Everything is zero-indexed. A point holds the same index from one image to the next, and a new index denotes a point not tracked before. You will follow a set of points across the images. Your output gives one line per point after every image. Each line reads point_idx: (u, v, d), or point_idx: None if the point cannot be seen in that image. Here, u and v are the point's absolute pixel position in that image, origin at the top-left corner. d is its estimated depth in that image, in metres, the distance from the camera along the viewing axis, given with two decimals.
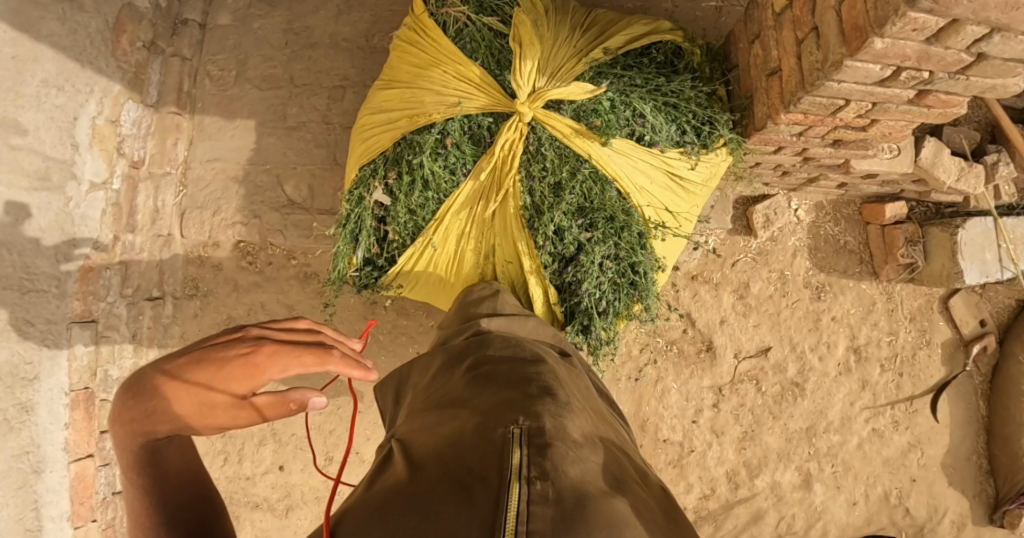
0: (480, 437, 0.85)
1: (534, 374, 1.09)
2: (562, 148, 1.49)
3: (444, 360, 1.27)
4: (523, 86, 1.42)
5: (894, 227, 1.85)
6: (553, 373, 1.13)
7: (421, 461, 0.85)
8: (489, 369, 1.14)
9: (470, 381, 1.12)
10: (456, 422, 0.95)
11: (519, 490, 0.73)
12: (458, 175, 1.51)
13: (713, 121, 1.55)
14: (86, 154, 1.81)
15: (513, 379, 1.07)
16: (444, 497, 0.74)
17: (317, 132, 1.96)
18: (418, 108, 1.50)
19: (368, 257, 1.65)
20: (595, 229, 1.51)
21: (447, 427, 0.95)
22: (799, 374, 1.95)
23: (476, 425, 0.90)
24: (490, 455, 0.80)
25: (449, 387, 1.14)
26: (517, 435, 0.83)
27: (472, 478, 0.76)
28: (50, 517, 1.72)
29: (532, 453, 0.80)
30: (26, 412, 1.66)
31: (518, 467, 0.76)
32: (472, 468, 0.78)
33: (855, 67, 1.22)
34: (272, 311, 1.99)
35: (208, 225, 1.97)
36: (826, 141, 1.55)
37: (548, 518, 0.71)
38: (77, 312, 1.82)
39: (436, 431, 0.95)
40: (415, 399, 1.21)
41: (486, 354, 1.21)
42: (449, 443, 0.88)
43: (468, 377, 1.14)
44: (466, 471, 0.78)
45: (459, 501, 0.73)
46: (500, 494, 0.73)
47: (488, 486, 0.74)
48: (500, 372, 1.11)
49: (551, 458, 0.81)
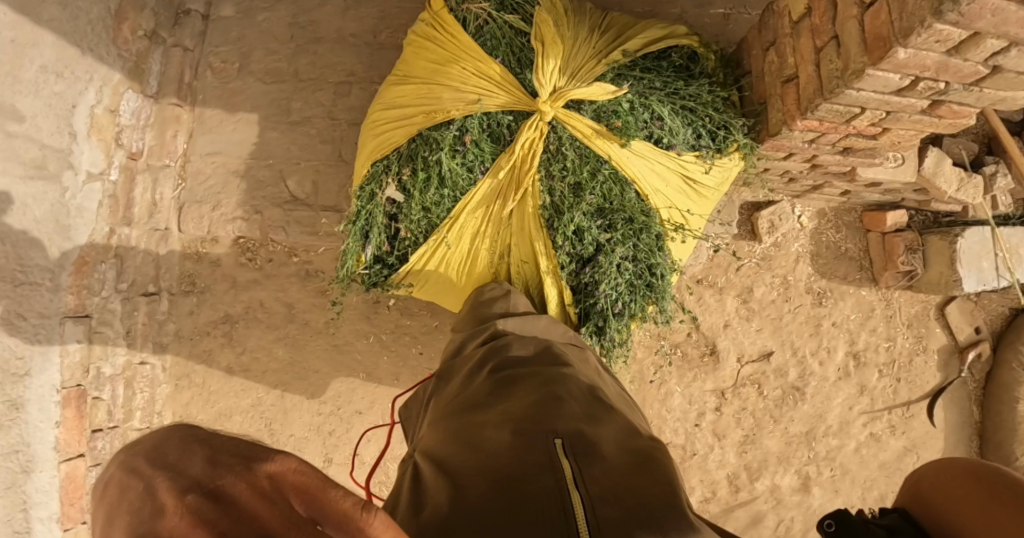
0: (522, 446, 0.83)
1: (559, 375, 1.08)
2: (582, 148, 1.49)
3: (467, 368, 1.24)
4: (545, 85, 1.42)
5: (894, 235, 1.89)
6: (577, 373, 1.13)
7: (460, 472, 0.82)
8: (512, 372, 1.12)
9: (494, 384, 1.09)
10: (489, 428, 0.92)
11: (580, 497, 0.72)
12: (475, 173, 1.50)
13: (729, 126, 1.56)
14: (84, 144, 1.75)
15: (541, 381, 1.05)
16: (504, 510, 0.71)
17: (323, 128, 1.94)
18: (435, 104, 1.48)
19: (378, 255, 1.62)
20: (614, 230, 1.52)
21: (482, 432, 0.92)
22: (800, 378, 1.97)
23: (512, 431, 0.88)
24: (538, 463, 0.79)
25: (471, 392, 1.11)
26: (561, 446, 0.82)
27: (527, 486, 0.74)
28: (39, 518, 1.65)
29: (579, 463, 0.80)
30: (15, 409, 1.60)
31: (572, 475, 0.76)
32: (524, 474, 0.77)
33: (875, 76, 1.24)
34: (271, 308, 1.95)
35: (207, 219, 1.91)
36: (836, 148, 1.57)
37: (614, 516, 0.70)
38: (71, 306, 1.75)
39: (470, 437, 0.92)
40: (437, 406, 1.18)
41: (508, 357, 1.19)
42: (489, 452, 0.85)
43: (491, 380, 1.11)
44: (518, 478, 0.76)
45: (518, 511, 0.71)
46: (564, 502, 0.71)
47: (548, 492, 0.73)
48: (524, 376, 1.09)
49: (598, 464, 0.80)
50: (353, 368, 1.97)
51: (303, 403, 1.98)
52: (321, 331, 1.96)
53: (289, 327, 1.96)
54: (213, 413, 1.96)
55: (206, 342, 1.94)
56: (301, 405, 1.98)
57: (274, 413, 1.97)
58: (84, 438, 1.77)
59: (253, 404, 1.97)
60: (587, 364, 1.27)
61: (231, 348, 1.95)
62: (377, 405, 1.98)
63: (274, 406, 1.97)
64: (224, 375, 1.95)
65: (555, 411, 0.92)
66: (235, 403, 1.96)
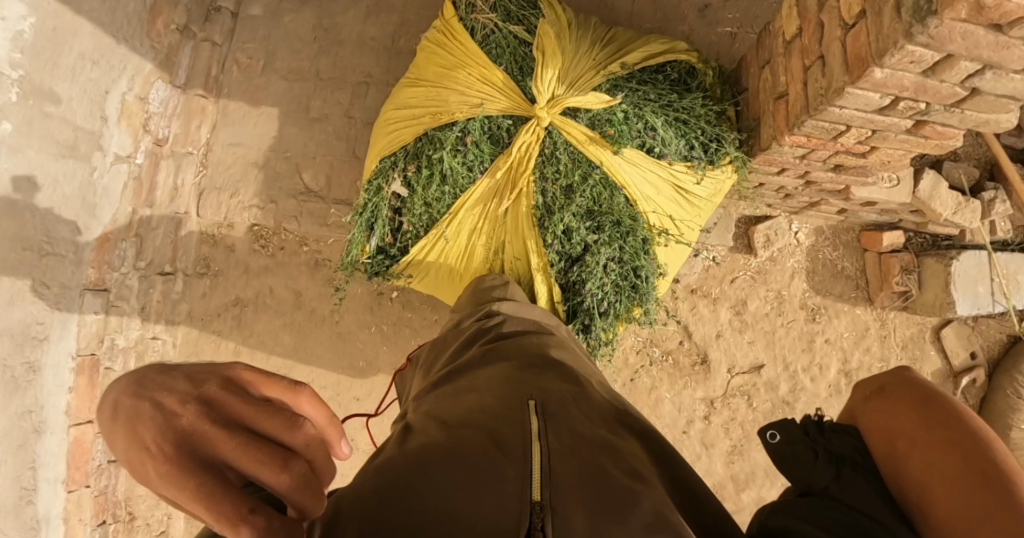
0: (503, 403, 0.89)
1: (542, 354, 1.11)
2: (576, 154, 1.56)
3: (461, 343, 1.25)
4: (543, 92, 1.50)
5: (890, 256, 1.92)
6: (565, 352, 1.17)
7: (447, 418, 0.87)
8: (503, 344, 1.16)
9: (482, 353, 1.13)
10: (471, 393, 0.95)
11: (539, 448, 0.78)
12: (474, 172, 1.58)
13: (721, 138, 1.61)
14: (114, 128, 1.84)
15: (529, 358, 1.08)
16: (475, 448, 0.77)
17: (339, 125, 2.03)
18: (441, 107, 1.57)
19: (381, 246, 1.70)
20: (602, 231, 1.59)
21: (467, 393, 0.96)
22: (791, 393, 1.99)
23: (495, 395, 0.92)
24: (510, 416, 0.85)
25: (463, 360, 1.14)
26: (534, 407, 0.88)
27: (497, 434, 0.80)
28: (44, 479, 1.67)
29: (547, 420, 0.86)
30: (33, 371, 1.64)
31: (536, 428, 0.82)
32: (499, 431, 0.81)
33: (856, 94, 1.27)
34: (280, 295, 2.05)
35: (225, 206, 2.02)
36: (827, 165, 1.60)
37: (568, 471, 0.76)
38: (91, 279, 1.83)
39: (458, 395, 0.97)
40: (429, 375, 1.23)
41: (501, 331, 1.23)
42: (472, 406, 0.89)
43: (483, 349, 1.15)
44: (490, 429, 0.81)
45: (486, 456, 0.76)
46: (524, 449, 0.78)
47: (513, 439, 0.80)
48: (512, 351, 1.11)
49: (565, 425, 0.86)
50: (354, 356, 2.06)
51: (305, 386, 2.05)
52: (326, 318, 2.05)
53: (296, 313, 2.05)
54: None
55: (217, 323, 2.05)
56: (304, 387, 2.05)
57: None
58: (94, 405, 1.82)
59: None
60: (568, 343, 1.32)
61: (239, 331, 2.05)
62: (375, 393, 2.06)
63: None
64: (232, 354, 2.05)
65: (536, 383, 0.97)
66: None
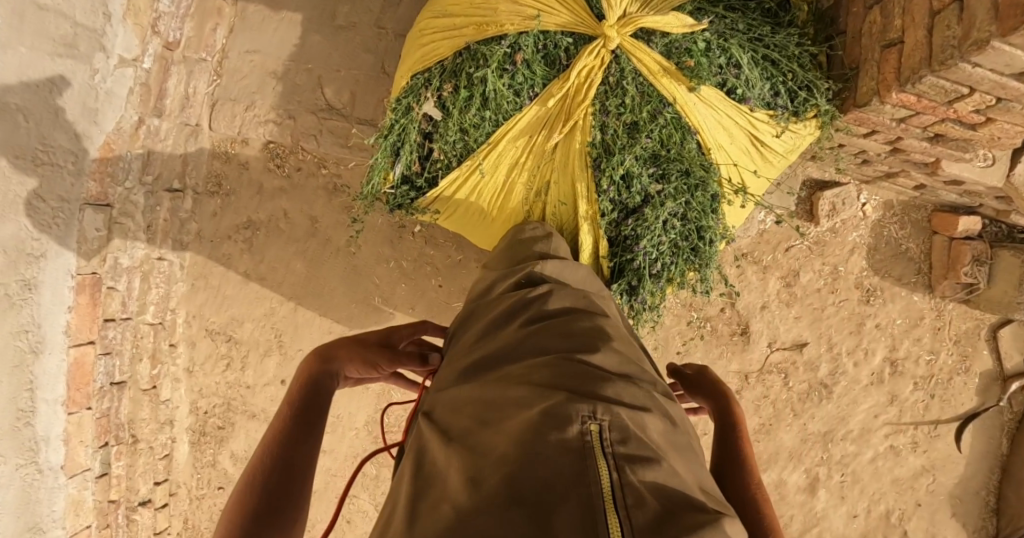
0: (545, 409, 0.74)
1: (594, 336, 0.96)
2: (646, 86, 1.38)
3: (496, 316, 1.11)
4: (615, 8, 1.31)
5: (962, 243, 1.75)
6: (613, 326, 1.06)
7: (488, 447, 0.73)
8: (547, 322, 1.02)
9: (523, 336, 1.00)
10: (507, 405, 0.81)
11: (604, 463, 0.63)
12: (522, 98, 1.40)
13: (812, 86, 1.43)
14: (119, 27, 1.65)
15: (576, 338, 0.95)
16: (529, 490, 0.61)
17: (367, 36, 1.82)
18: (488, 16, 1.36)
19: (406, 176, 1.53)
20: (667, 181, 1.42)
21: (499, 409, 0.82)
22: (830, 376, 1.87)
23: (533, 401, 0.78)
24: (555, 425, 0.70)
25: (499, 343, 1.02)
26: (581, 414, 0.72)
27: (549, 454, 0.65)
28: (44, 399, 1.66)
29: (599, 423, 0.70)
30: (28, 289, 1.59)
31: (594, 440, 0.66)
32: (550, 451, 0.65)
33: (999, 51, 1.05)
34: (293, 220, 1.90)
35: (239, 119, 1.83)
36: (926, 133, 1.41)
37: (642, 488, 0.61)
38: (92, 194, 1.72)
39: (488, 411, 0.83)
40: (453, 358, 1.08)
41: (544, 309, 1.08)
42: (514, 427, 0.75)
43: (524, 329, 1.02)
44: (539, 453, 0.66)
45: (544, 494, 0.60)
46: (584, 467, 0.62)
47: (570, 457, 0.64)
48: (558, 330, 0.98)
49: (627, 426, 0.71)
50: (369, 292, 1.94)
51: (316, 319, 1.95)
52: (341, 248, 1.92)
53: (310, 241, 1.91)
54: (226, 317, 1.93)
55: (226, 246, 1.91)
56: (315, 319, 1.95)
57: (285, 325, 1.94)
58: (96, 326, 1.76)
59: (265, 313, 1.94)
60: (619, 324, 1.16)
61: (249, 255, 1.91)
62: None
63: (286, 319, 1.94)
64: (241, 280, 1.92)
65: (582, 375, 0.82)
66: (248, 311, 1.93)
